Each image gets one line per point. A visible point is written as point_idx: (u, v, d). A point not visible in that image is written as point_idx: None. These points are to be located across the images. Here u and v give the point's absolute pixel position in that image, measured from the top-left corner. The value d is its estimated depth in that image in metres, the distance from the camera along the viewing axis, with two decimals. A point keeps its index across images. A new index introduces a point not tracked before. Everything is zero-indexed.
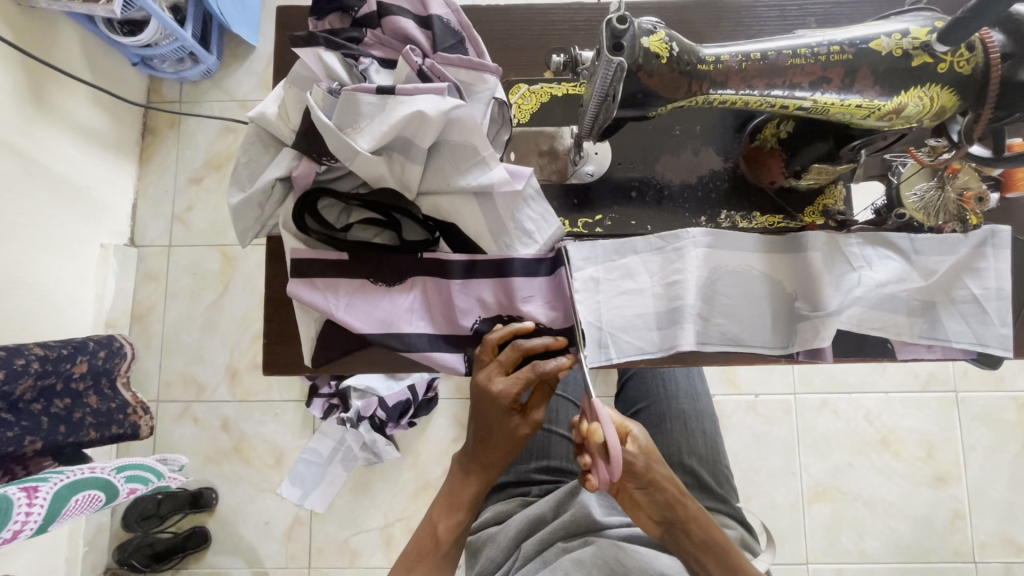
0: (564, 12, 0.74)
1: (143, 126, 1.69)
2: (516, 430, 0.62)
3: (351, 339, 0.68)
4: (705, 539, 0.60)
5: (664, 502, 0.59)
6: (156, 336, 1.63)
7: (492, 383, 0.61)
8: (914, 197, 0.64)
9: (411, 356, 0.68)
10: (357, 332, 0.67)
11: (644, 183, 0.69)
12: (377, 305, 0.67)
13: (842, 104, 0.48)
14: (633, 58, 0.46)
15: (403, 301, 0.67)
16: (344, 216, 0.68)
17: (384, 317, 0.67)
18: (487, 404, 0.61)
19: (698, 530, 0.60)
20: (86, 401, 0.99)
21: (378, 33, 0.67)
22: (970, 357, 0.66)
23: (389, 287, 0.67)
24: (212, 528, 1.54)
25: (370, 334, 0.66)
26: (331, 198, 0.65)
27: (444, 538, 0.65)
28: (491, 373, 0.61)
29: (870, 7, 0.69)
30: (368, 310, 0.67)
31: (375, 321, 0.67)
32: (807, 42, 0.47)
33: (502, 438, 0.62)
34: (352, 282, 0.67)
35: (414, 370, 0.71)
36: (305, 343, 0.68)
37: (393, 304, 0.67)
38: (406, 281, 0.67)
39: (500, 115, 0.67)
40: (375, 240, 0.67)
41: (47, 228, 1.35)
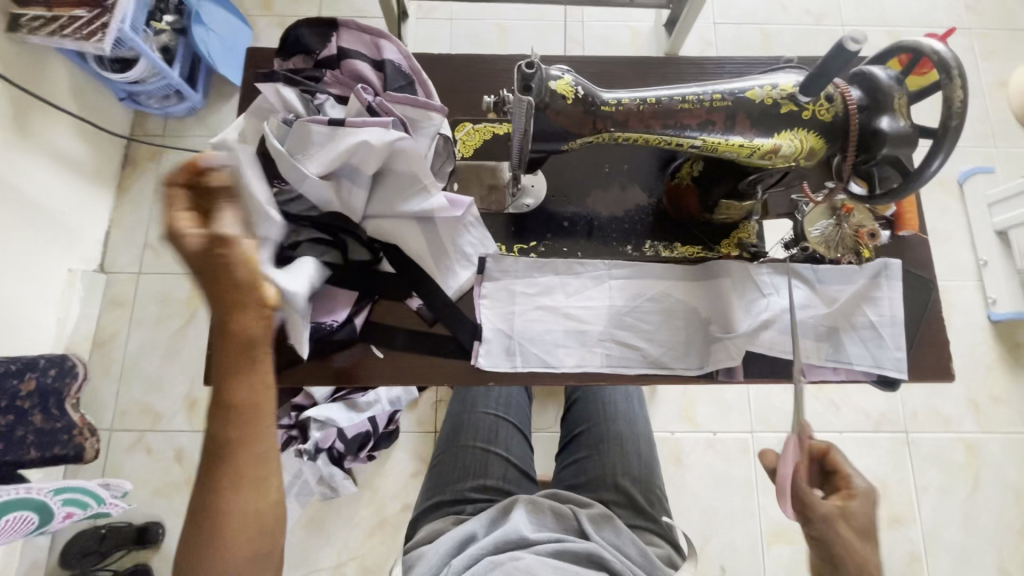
0: (510, 62, 0.82)
1: (124, 157, 1.75)
2: (254, 323, 0.57)
3: (292, 351, 0.70)
4: (831, 504, 0.60)
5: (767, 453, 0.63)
6: (116, 362, 1.62)
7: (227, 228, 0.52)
8: (817, 232, 0.71)
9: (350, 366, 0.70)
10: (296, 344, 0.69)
11: (576, 215, 0.76)
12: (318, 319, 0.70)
13: (728, 143, 0.55)
14: (542, 98, 0.52)
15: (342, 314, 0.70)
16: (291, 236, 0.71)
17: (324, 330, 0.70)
18: (218, 270, 0.53)
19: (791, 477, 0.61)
20: (30, 419, 0.98)
21: (336, 74, 0.74)
22: (872, 379, 0.70)
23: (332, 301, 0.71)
24: (155, 566, 1.48)
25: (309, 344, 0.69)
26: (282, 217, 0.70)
27: (242, 476, 0.56)
28: (220, 214, 0.52)
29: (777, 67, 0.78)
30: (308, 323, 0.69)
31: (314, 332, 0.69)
32: (694, 90, 0.55)
33: (253, 329, 0.57)
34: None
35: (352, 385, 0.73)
36: None
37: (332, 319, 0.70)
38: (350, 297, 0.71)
39: (444, 150, 0.74)
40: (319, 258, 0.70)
41: (12, 250, 1.36)
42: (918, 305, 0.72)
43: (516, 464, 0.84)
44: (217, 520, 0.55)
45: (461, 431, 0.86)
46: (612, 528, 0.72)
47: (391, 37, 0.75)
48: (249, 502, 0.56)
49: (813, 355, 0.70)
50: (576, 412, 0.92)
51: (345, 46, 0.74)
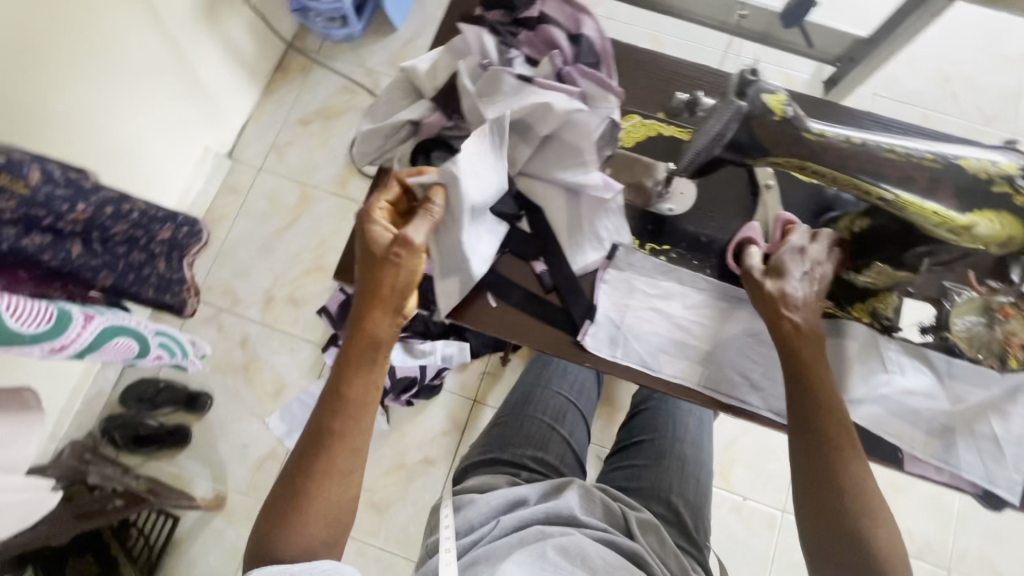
0: (689, 68, 0.83)
1: (279, 63, 1.90)
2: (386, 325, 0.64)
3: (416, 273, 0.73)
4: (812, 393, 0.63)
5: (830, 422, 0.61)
6: (217, 241, 1.75)
7: (410, 235, 0.63)
8: (961, 325, 0.68)
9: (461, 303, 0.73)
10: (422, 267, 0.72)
11: (714, 233, 0.76)
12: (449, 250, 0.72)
13: (920, 205, 0.53)
14: (752, 107, 0.53)
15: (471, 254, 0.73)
16: None
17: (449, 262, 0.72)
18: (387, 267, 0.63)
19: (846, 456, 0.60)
20: (156, 264, 1.08)
21: (530, 35, 0.77)
22: (976, 491, 0.67)
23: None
24: (194, 432, 1.60)
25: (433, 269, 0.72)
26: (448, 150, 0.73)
27: (335, 467, 0.59)
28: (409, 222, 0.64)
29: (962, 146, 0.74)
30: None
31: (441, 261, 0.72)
32: (903, 144, 0.54)
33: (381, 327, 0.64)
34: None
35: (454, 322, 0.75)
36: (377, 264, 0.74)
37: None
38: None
39: (609, 133, 0.74)
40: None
41: (171, 115, 1.51)
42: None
43: (576, 452, 0.86)
44: (299, 502, 0.57)
45: (530, 403, 0.89)
46: (657, 537, 0.73)
47: (592, 15, 0.77)
48: (334, 491, 0.58)
49: (919, 447, 0.67)
50: (643, 421, 0.94)
51: (547, 12, 0.77)
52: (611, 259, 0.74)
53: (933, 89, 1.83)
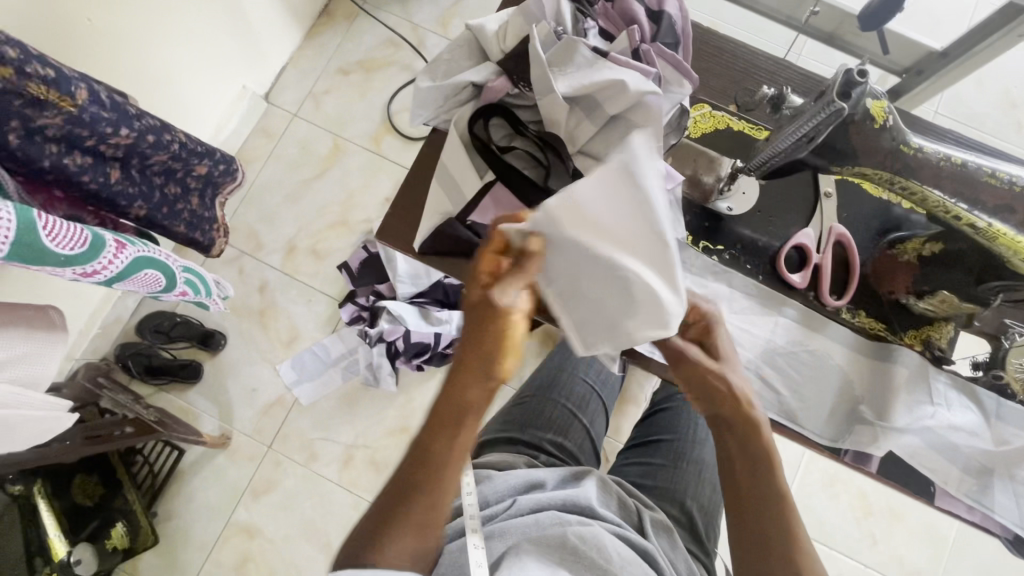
0: (763, 63, 0.79)
1: (324, 8, 1.86)
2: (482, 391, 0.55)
3: (457, 244, 0.70)
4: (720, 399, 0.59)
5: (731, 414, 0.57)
6: (245, 183, 1.74)
7: (500, 299, 0.53)
8: (1019, 366, 0.65)
9: None
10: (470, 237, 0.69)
11: (772, 239, 0.72)
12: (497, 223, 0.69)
13: (1012, 239, 0.50)
14: (852, 112, 0.49)
15: None
16: (506, 140, 0.72)
17: None
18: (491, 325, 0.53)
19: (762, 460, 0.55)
20: (190, 199, 1.07)
21: (608, 7, 0.72)
22: (1005, 536, 0.65)
23: (515, 213, 0.70)
24: (206, 369, 1.62)
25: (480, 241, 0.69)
26: (507, 117, 0.70)
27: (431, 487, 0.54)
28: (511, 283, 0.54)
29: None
30: (489, 224, 0.69)
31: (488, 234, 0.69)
32: (1008, 169, 0.50)
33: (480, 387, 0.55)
34: (484, 192, 0.70)
35: None
36: (423, 228, 0.71)
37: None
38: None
39: (676, 122, 0.71)
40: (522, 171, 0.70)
41: (213, 48, 1.49)
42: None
43: (593, 441, 0.86)
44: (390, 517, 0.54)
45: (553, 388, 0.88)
46: (669, 540, 0.73)
47: None
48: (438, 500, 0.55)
49: (952, 483, 0.65)
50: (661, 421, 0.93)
51: None
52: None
53: (996, 114, 1.75)
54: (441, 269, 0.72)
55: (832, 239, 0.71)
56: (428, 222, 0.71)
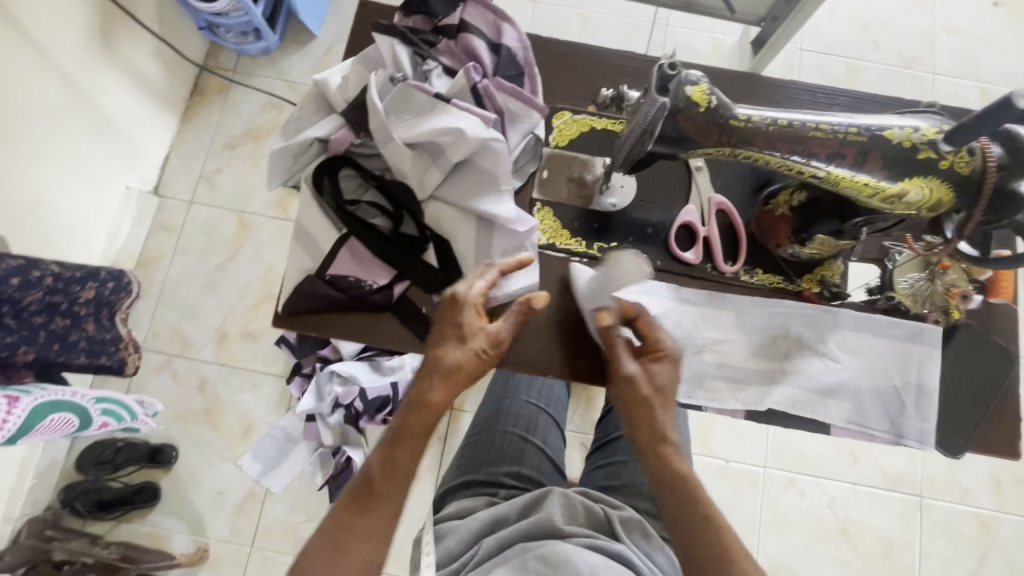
0: (612, 57, 0.80)
1: (193, 86, 1.80)
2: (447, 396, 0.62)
3: (320, 301, 0.68)
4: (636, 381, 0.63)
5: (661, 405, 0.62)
6: (156, 285, 1.66)
7: None
8: (905, 284, 0.70)
9: (376, 331, 0.70)
10: (333, 293, 0.68)
11: (660, 224, 0.74)
12: (358, 276, 0.69)
13: (852, 179, 0.53)
14: (675, 101, 0.51)
15: (381, 280, 0.69)
16: (358, 191, 0.71)
17: (359, 289, 0.68)
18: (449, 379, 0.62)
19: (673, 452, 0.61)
20: (83, 326, 1.00)
21: (450, 44, 0.73)
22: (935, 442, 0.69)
23: (374, 263, 0.69)
24: (163, 487, 1.52)
25: (341, 296, 0.68)
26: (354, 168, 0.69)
27: None
28: None
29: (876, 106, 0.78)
30: (349, 276, 0.68)
31: (348, 287, 0.68)
32: (829, 120, 0.53)
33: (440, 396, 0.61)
34: (339, 246, 0.69)
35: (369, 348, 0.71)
36: (283, 291, 0.69)
37: (371, 282, 0.69)
38: (388, 268, 0.70)
39: (534, 149, 0.74)
40: (373, 222, 0.70)
41: (79, 159, 1.41)
42: (987, 378, 0.69)
43: (552, 458, 0.86)
44: None
45: (501, 416, 0.88)
46: (642, 535, 0.73)
47: (514, 23, 0.74)
48: None
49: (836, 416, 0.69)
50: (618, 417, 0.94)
51: (468, 19, 0.74)
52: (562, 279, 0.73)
53: (854, 37, 1.87)
54: (309, 328, 0.70)
55: (714, 209, 0.74)
56: (291, 283, 0.69)
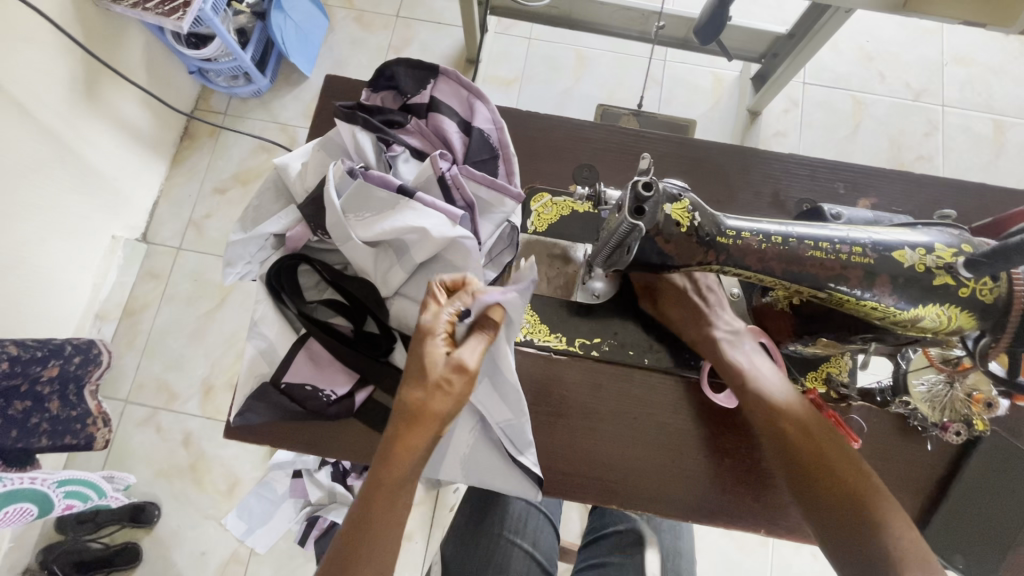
0: (596, 130, 0.75)
1: (183, 130, 1.77)
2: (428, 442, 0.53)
3: (278, 412, 0.63)
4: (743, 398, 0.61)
5: (822, 453, 0.56)
6: (141, 334, 1.62)
7: None
8: (920, 386, 0.63)
9: (342, 439, 0.64)
10: (294, 404, 0.62)
11: (647, 317, 0.68)
12: (319, 384, 0.63)
13: (858, 302, 0.47)
14: (652, 222, 0.45)
15: (342, 387, 0.63)
16: (318, 288, 0.66)
17: (318, 397, 0.62)
18: (423, 423, 0.52)
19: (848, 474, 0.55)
20: (47, 405, 0.95)
21: (420, 125, 0.68)
22: (953, 567, 0.60)
23: (336, 368, 0.64)
24: (145, 547, 1.48)
25: (301, 406, 0.62)
26: (311, 264, 0.64)
27: None
28: None
29: (879, 180, 0.72)
30: (305, 384, 0.62)
31: (306, 395, 0.62)
32: (829, 236, 0.47)
33: (425, 441, 0.52)
34: (297, 349, 0.63)
35: (336, 458, 0.65)
36: (236, 401, 0.63)
37: (329, 392, 0.62)
38: (350, 373, 0.64)
39: (509, 237, 0.68)
40: (333, 323, 0.64)
41: (61, 214, 1.37)
42: (1018, 489, 0.61)
43: (541, 562, 0.79)
44: None
45: (486, 513, 0.81)
46: None
47: (488, 100, 0.69)
48: None
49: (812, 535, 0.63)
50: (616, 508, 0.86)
51: (438, 98, 0.69)
52: (540, 384, 0.66)
53: (860, 69, 1.81)
54: (273, 441, 0.64)
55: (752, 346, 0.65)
56: (242, 390, 0.63)
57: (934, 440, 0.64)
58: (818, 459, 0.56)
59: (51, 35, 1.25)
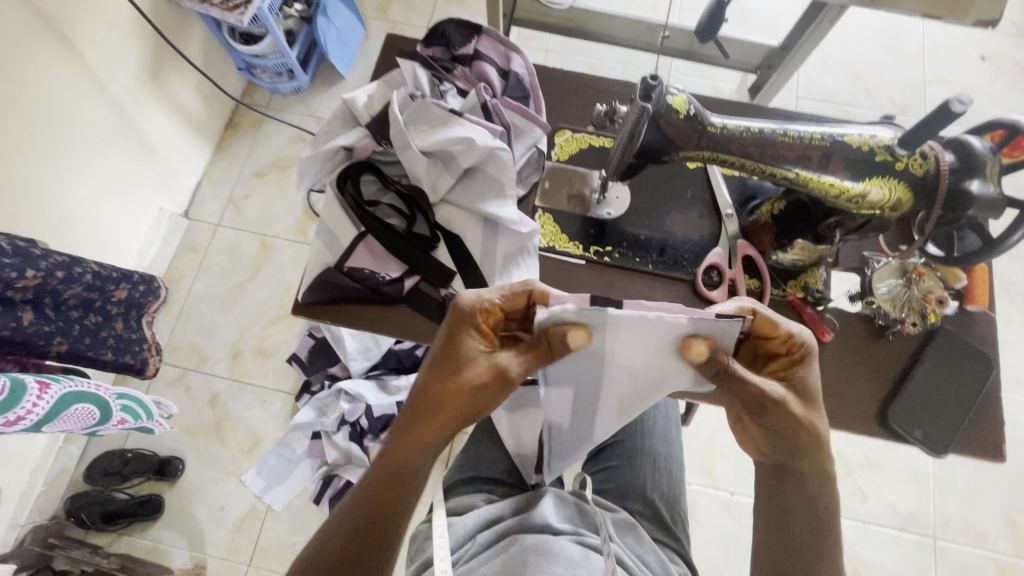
0: (611, 87, 0.89)
1: (229, 121, 1.94)
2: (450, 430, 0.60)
3: (339, 292, 0.74)
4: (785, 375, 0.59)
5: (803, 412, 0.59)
6: (178, 302, 1.73)
7: None
8: (884, 289, 0.75)
9: (392, 319, 0.75)
10: (354, 283, 0.74)
11: (653, 233, 0.80)
12: (377, 269, 0.75)
13: (818, 180, 0.59)
14: (658, 107, 0.58)
15: (395, 273, 0.75)
16: (377, 195, 0.79)
17: (375, 278, 0.74)
18: (447, 407, 0.59)
19: (816, 456, 0.58)
20: (112, 324, 1.07)
21: (466, 70, 0.83)
22: (915, 441, 0.70)
23: (389, 257, 0.76)
24: (167, 500, 1.52)
25: (360, 285, 0.74)
26: (374, 172, 0.78)
27: None
28: None
29: None
30: (364, 268, 0.74)
31: (366, 276, 0.74)
32: (795, 129, 0.60)
33: (445, 419, 0.59)
34: (358, 241, 0.75)
35: (385, 337, 0.76)
36: (304, 282, 0.75)
37: (384, 274, 0.74)
38: (402, 262, 0.76)
39: (537, 162, 0.82)
40: (389, 221, 0.77)
41: (119, 180, 1.52)
42: (961, 373, 0.73)
43: None
44: None
45: None
46: (634, 536, 0.75)
47: (522, 52, 0.84)
48: None
49: None
50: None
51: (481, 50, 0.84)
52: (560, 282, 0.78)
53: (849, 86, 1.98)
54: (332, 318, 0.75)
55: (740, 254, 0.77)
56: (309, 274, 0.75)
57: (896, 334, 0.75)
58: (792, 485, 0.59)
59: (129, 22, 1.43)
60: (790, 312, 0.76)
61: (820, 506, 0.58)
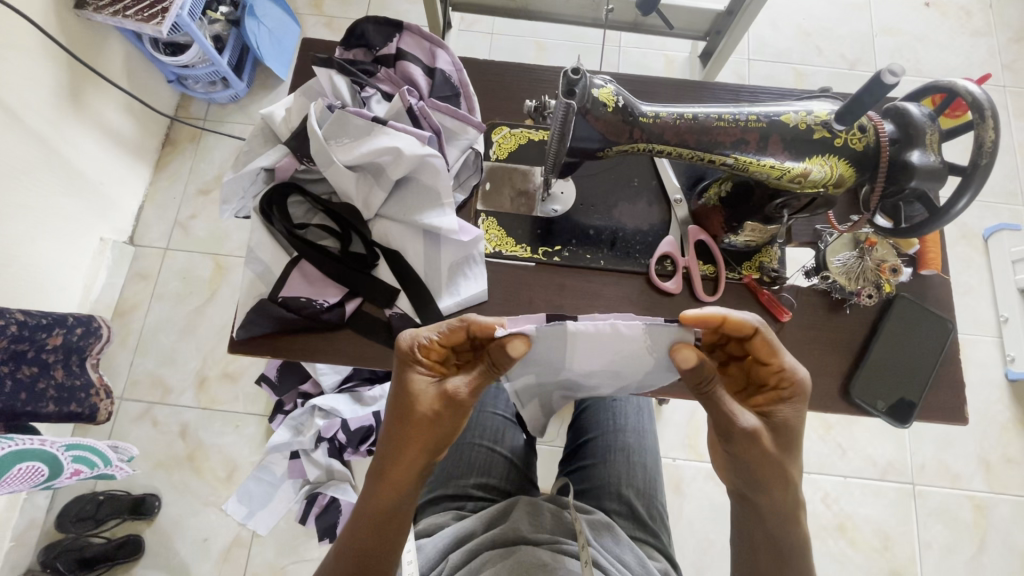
0: (547, 75, 0.84)
1: (165, 137, 1.84)
2: (416, 467, 0.57)
3: (276, 324, 0.70)
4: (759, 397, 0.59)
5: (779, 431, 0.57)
6: (134, 332, 1.64)
7: None
8: (838, 262, 0.73)
9: (336, 346, 0.71)
10: (292, 313, 0.69)
11: (602, 227, 0.77)
12: (315, 294, 0.71)
13: (759, 163, 0.57)
14: (583, 102, 0.55)
15: (334, 297, 0.71)
16: (307, 216, 0.74)
17: (313, 304, 0.70)
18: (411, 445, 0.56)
19: (779, 492, 0.56)
20: (52, 373, 1.01)
21: (389, 72, 0.78)
22: (878, 412, 0.70)
23: (326, 282, 0.71)
24: (147, 539, 1.46)
25: (298, 314, 0.69)
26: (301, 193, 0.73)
27: None
28: None
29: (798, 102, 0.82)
30: (300, 296, 0.70)
31: (303, 303, 0.70)
32: (730, 111, 0.57)
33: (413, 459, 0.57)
34: (291, 268, 0.71)
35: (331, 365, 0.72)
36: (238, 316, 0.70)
37: (322, 301, 0.70)
38: (340, 286, 0.71)
39: (474, 163, 0.78)
40: (322, 244, 0.72)
41: (50, 214, 1.42)
42: (919, 342, 0.72)
43: (519, 470, 0.87)
44: None
45: (467, 428, 0.90)
46: (611, 535, 0.73)
47: (447, 47, 0.79)
48: None
49: None
50: (588, 418, 0.94)
51: (404, 48, 0.78)
52: (510, 288, 0.74)
53: (798, 45, 1.96)
54: (273, 351, 0.71)
55: (692, 240, 0.75)
56: (243, 308, 0.71)
57: (853, 306, 0.74)
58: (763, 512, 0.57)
59: (35, 43, 1.31)
60: (747, 295, 0.74)
61: (785, 546, 0.56)
